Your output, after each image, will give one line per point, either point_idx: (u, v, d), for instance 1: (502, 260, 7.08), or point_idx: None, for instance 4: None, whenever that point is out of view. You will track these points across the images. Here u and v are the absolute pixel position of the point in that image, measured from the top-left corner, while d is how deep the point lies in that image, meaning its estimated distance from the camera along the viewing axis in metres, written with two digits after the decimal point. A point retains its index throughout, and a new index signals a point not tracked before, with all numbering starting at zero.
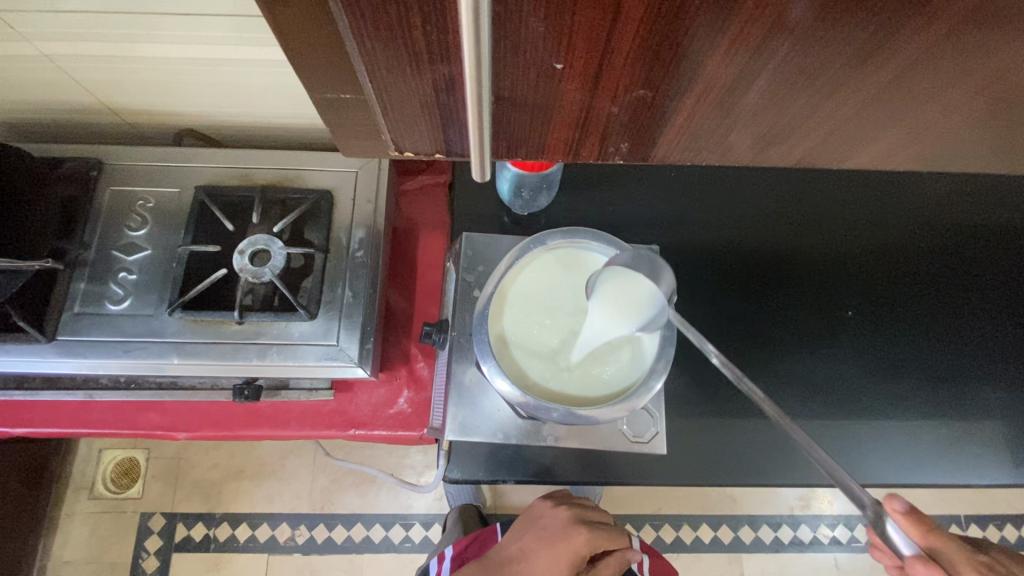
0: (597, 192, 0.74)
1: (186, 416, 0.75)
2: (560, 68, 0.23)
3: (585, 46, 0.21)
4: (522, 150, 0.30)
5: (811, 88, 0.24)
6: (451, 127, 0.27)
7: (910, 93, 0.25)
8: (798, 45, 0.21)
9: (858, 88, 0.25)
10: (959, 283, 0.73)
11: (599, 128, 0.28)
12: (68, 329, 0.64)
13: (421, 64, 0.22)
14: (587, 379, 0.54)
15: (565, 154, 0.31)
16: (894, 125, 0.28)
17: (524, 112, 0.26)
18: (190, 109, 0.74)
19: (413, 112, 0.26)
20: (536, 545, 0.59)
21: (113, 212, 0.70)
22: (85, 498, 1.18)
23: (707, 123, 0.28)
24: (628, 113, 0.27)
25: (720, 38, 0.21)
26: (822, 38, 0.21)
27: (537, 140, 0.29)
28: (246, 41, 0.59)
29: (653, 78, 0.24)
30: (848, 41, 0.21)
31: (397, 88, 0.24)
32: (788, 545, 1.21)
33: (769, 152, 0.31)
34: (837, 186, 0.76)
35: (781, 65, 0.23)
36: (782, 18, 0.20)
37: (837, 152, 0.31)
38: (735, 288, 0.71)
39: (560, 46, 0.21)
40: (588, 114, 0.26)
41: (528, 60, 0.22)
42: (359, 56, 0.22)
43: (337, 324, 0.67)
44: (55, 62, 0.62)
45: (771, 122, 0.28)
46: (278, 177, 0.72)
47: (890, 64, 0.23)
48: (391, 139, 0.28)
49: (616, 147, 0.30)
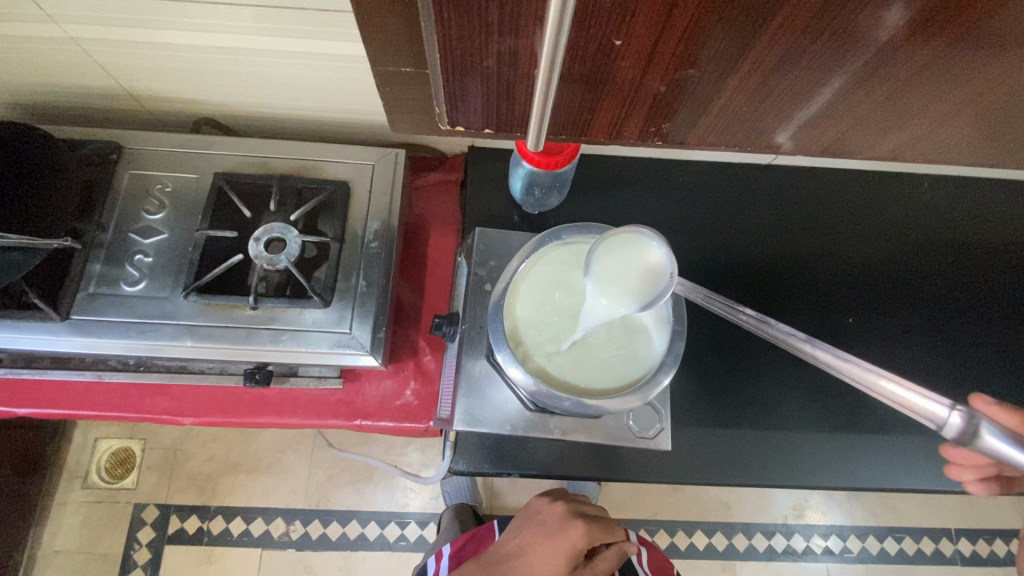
0: (607, 193, 0.76)
1: (193, 401, 0.75)
2: (619, 44, 0.24)
3: (644, 24, 0.23)
4: (567, 129, 0.32)
5: (848, 74, 0.26)
6: (506, 100, 0.28)
7: (940, 86, 0.27)
8: (841, 31, 0.23)
9: (892, 76, 0.26)
10: (959, 296, 0.74)
11: (644, 108, 0.30)
12: (83, 309, 0.65)
13: (489, 39, 0.23)
14: (592, 369, 0.55)
15: (607, 133, 0.32)
16: (920, 114, 0.30)
17: (577, 88, 0.27)
18: (210, 97, 0.75)
19: (471, 83, 0.27)
20: (532, 541, 0.60)
21: (132, 196, 0.71)
22: (79, 487, 1.17)
23: (745, 106, 0.29)
24: (674, 93, 0.28)
25: (769, 21, 0.22)
26: (861, 28, 0.23)
27: (584, 117, 0.30)
28: (271, 32, 0.60)
29: (704, 59, 0.25)
30: (885, 32, 0.23)
31: (458, 61, 0.25)
32: (782, 553, 1.22)
33: (799, 138, 0.33)
34: (840, 196, 0.78)
35: (822, 51, 0.24)
36: (833, 5, 0.21)
37: (863, 139, 0.33)
38: (740, 292, 0.73)
39: (623, 25, 0.23)
40: (636, 93, 0.28)
41: (589, 37, 0.23)
42: (432, 24, 0.23)
43: (350, 313, 0.67)
44: (80, 45, 0.63)
45: (805, 108, 0.29)
46: (295, 167, 0.74)
47: (922, 54, 0.24)
48: (444, 112, 0.30)
49: (656, 127, 0.32)
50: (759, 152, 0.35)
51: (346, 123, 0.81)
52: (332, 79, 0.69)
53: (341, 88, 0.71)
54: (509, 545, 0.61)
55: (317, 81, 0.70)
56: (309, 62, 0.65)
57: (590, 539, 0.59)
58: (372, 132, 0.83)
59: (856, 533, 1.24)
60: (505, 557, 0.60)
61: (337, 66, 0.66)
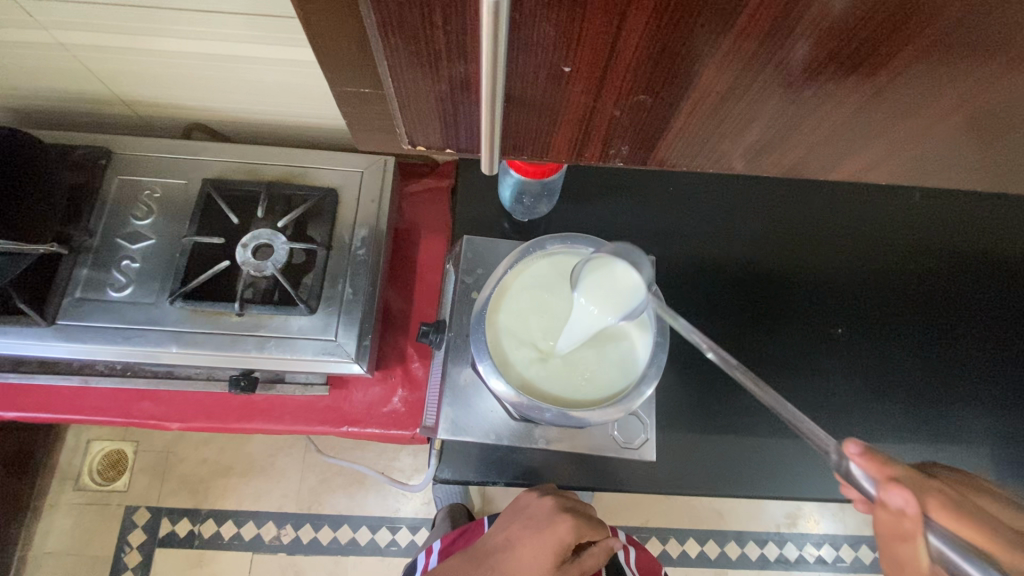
0: (596, 201, 0.76)
1: (180, 405, 0.75)
2: (568, 71, 0.24)
3: (592, 50, 0.23)
4: (529, 151, 0.32)
5: (799, 99, 0.26)
6: (464, 122, 0.28)
7: (894, 111, 0.27)
8: (788, 58, 0.23)
9: (845, 101, 0.26)
10: (945, 307, 0.74)
11: (602, 131, 0.30)
12: (69, 314, 0.65)
13: (439, 65, 0.24)
14: (576, 381, 0.55)
15: (568, 155, 0.32)
16: (880, 138, 0.30)
17: (533, 112, 0.27)
18: (201, 103, 0.75)
19: (429, 104, 0.27)
20: (519, 535, 0.59)
21: (120, 202, 0.71)
22: (71, 489, 1.17)
23: (701, 130, 0.29)
24: (631, 117, 0.28)
25: (716, 48, 0.23)
26: (807, 54, 0.23)
27: (543, 140, 0.30)
28: (258, 40, 0.60)
29: (657, 84, 0.25)
30: (832, 56, 0.23)
31: (414, 85, 0.25)
32: (774, 562, 1.22)
33: (760, 162, 0.33)
34: (830, 206, 0.78)
35: (772, 77, 0.25)
36: (776, 34, 0.22)
37: (826, 167, 0.33)
38: (728, 304, 0.73)
39: (570, 50, 0.23)
40: (593, 117, 0.28)
41: (538, 64, 0.24)
42: (381, 51, 0.23)
43: (336, 320, 0.67)
44: (69, 51, 0.63)
45: (762, 132, 0.29)
46: (284, 174, 0.74)
47: (872, 80, 0.25)
48: (405, 133, 0.30)
49: (617, 149, 0.32)
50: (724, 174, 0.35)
51: (336, 130, 0.81)
52: (319, 87, 0.69)
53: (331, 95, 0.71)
54: (499, 537, 0.61)
55: (307, 88, 0.70)
56: (297, 69, 0.66)
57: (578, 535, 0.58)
58: None
59: (850, 541, 1.24)
60: (491, 552, 0.60)
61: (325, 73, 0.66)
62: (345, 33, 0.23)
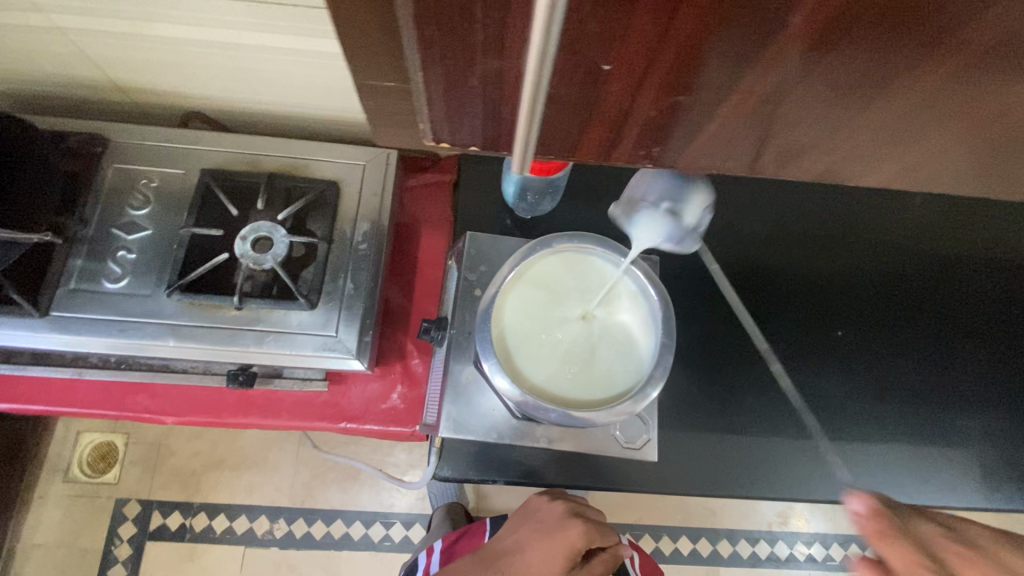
0: (600, 200, 0.76)
1: (176, 399, 0.74)
2: (607, 69, 0.23)
3: (635, 48, 0.22)
4: (556, 151, 0.31)
5: (840, 103, 0.26)
6: (493, 120, 0.28)
7: (936, 121, 0.27)
8: (834, 62, 0.23)
9: (888, 108, 0.26)
10: (950, 313, 0.75)
11: (633, 133, 0.29)
12: (62, 305, 0.63)
13: (473, 59, 0.23)
14: (583, 381, 0.55)
15: (595, 156, 0.32)
16: (912, 151, 0.29)
17: (566, 111, 0.27)
18: (200, 92, 0.74)
19: (458, 100, 0.26)
20: (530, 539, 0.59)
21: (117, 190, 0.69)
22: (59, 481, 1.16)
23: (735, 133, 0.29)
24: (664, 118, 0.28)
25: (765, 49, 0.22)
26: (856, 58, 0.22)
27: (571, 141, 0.30)
28: (262, 28, 0.59)
29: (697, 85, 0.25)
30: (881, 61, 0.23)
31: (445, 79, 0.25)
32: (765, 560, 1.23)
33: (789, 168, 0.32)
34: (833, 209, 0.78)
35: (816, 81, 0.24)
36: (825, 39, 0.21)
37: (859, 175, 0.32)
38: (729, 306, 0.73)
39: (612, 47, 0.22)
40: (626, 117, 0.28)
41: (578, 60, 0.23)
42: (415, 43, 0.22)
43: (337, 315, 0.67)
44: (66, 35, 0.62)
45: (798, 137, 0.29)
46: (285, 166, 0.73)
47: (918, 88, 0.24)
48: (429, 129, 0.29)
49: (646, 152, 0.31)
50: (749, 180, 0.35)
51: (338, 121, 0.80)
52: (322, 78, 0.68)
53: (334, 87, 0.70)
54: (507, 541, 0.61)
55: (310, 79, 0.69)
56: (300, 59, 0.64)
57: (589, 539, 0.58)
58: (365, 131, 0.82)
59: (840, 540, 1.25)
60: (499, 556, 0.59)
61: (329, 64, 0.65)
62: (374, 22, 0.22)
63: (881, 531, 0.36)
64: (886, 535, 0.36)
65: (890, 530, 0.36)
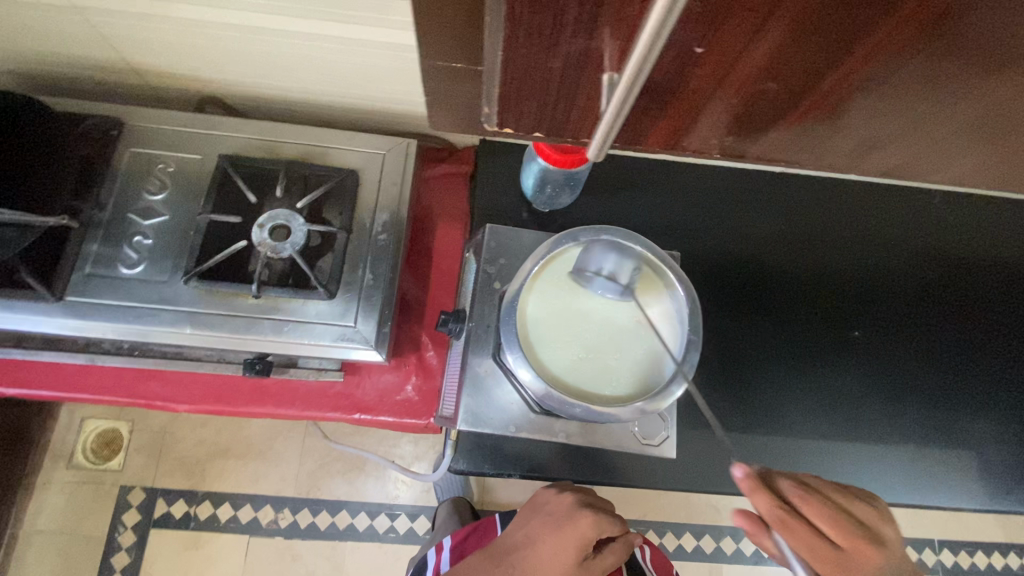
0: (619, 194, 0.75)
1: (189, 387, 0.73)
2: (698, 53, 0.24)
3: (732, 33, 0.22)
4: (624, 133, 0.32)
5: (924, 98, 0.26)
6: (567, 102, 0.28)
7: (1019, 115, 0.27)
8: (929, 58, 0.23)
9: (978, 103, 0.26)
10: (979, 313, 0.75)
11: (709, 117, 0.30)
12: (78, 290, 0.63)
13: (559, 39, 0.23)
14: (606, 375, 0.55)
15: (665, 139, 0.33)
16: (982, 140, 0.30)
17: (646, 94, 0.27)
18: (216, 76, 0.72)
19: (533, 85, 0.27)
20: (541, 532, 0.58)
21: (132, 174, 0.68)
22: (63, 467, 1.15)
23: (811, 120, 0.29)
24: (743, 104, 0.28)
25: (864, 41, 0.22)
26: (953, 56, 0.23)
27: (646, 124, 0.31)
28: (286, 12, 0.58)
29: (783, 73, 0.25)
30: (976, 60, 0.23)
31: (525, 62, 0.25)
32: (768, 558, 1.23)
33: (862, 159, 0.33)
34: (856, 206, 0.77)
35: (906, 75, 0.24)
36: (925, 36, 0.22)
37: (926, 167, 0.33)
38: (747, 303, 0.72)
39: (709, 32, 0.22)
40: (705, 102, 0.28)
41: (670, 44, 0.23)
42: (500, 25, 0.23)
43: (356, 306, 0.66)
44: (83, 14, 0.60)
45: (875, 131, 0.30)
46: (303, 153, 0.72)
47: (1007, 87, 0.25)
48: (495, 113, 0.30)
49: (715, 137, 0.32)
50: (812, 169, 0.36)
51: (356, 109, 0.78)
52: (344, 64, 0.67)
53: (355, 74, 0.69)
54: (517, 535, 0.60)
55: (332, 65, 0.68)
56: (323, 44, 0.63)
57: (601, 529, 0.57)
58: (382, 120, 0.81)
59: None
60: (510, 550, 0.58)
61: (352, 50, 0.64)
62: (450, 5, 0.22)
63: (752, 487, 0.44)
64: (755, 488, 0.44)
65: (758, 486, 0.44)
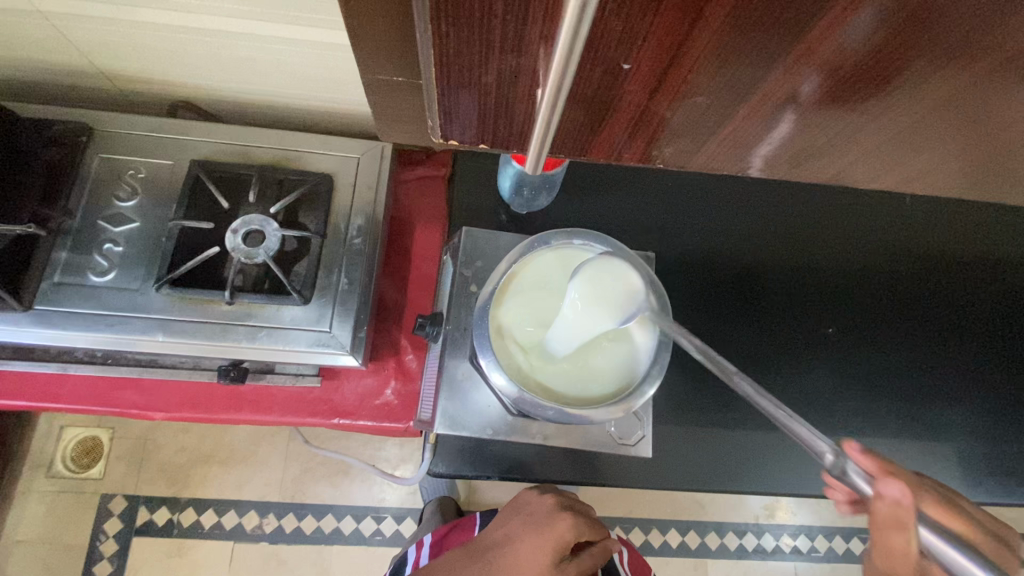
0: (596, 195, 0.75)
1: (164, 394, 0.72)
2: (627, 68, 0.24)
3: (656, 46, 0.23)
4: (568, 146, 0.33)
5: (853, 106, 0.27)
6: (505, 114, 0.29)
7: (949, 119, 0.28)
8: (848, 68, 0.24)
9: (911, 106, 0.27)
10: (948, 307, 0.76)
11: (648, 130, 0.30)
12: (47, 299, 0.62)
13: (491, 54, 0.24)
14: (579, 377, 0.55)
15: (609, 153, 0.33)
16: (925, 142, 0.31)
17: (582, 108, 0.28)
18: (188, 80, 0.72)
19: (471, 95, 0.27)
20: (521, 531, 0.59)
21: (102, 180, 0.68)
22: (42, 477, 1.13)
23: (748, 131, 0.30)
24: (679, 117, 0.29)
25: (784, 55, 0.23)
26: (871, 66, 0.24)
27: (587, 137, 0.31)
28: (256, 16, 0.57)
29: (712, 87, 0.26)
30: (892, 70, 0.24)
31: (459, 74, 0.25)
32: (752, 552, 1.25)
33: (810, 163, 0.34)
34: (829, 206, 0.78)
35: (828, 84, 0.25)
36: (842, 48, 0.23)
37: (876, 168, 0.34)
38: (723, 302, 0.73)
39: (634, 46, 0.23)
40: (642, 115, 0.29)
41: (599, 59, 0.24)
42: (430, 38, 0.23)
43: (331, 310, 0.66)
44: (48, 19, 0.59)
45: (814, 138, 0.31)
46: (278, 157, 0.71)
47: (926, 95, 0.26)
48: (438, 126, 0.30)
49: (660, 150, 0.33)
50: (767, 175, 0.36)
51: (332, 112, 0.78)
52: (318, 68, 0.67)
53: (329, 77, 0.69)
54: (496, 534, 0.61)
55: (305, 69, 0.67)
56: (295, 48, 0.63)
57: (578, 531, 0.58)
58: (359, 123, 0.81)
59: (824, 532, 1.28)
60: (488, 548, 0.59)
61: (325, 54, 0.63)
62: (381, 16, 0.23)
63: (898, 522, 0.32)
64: (903, 527, 0.31)
65: (903, 521, 0.32)
